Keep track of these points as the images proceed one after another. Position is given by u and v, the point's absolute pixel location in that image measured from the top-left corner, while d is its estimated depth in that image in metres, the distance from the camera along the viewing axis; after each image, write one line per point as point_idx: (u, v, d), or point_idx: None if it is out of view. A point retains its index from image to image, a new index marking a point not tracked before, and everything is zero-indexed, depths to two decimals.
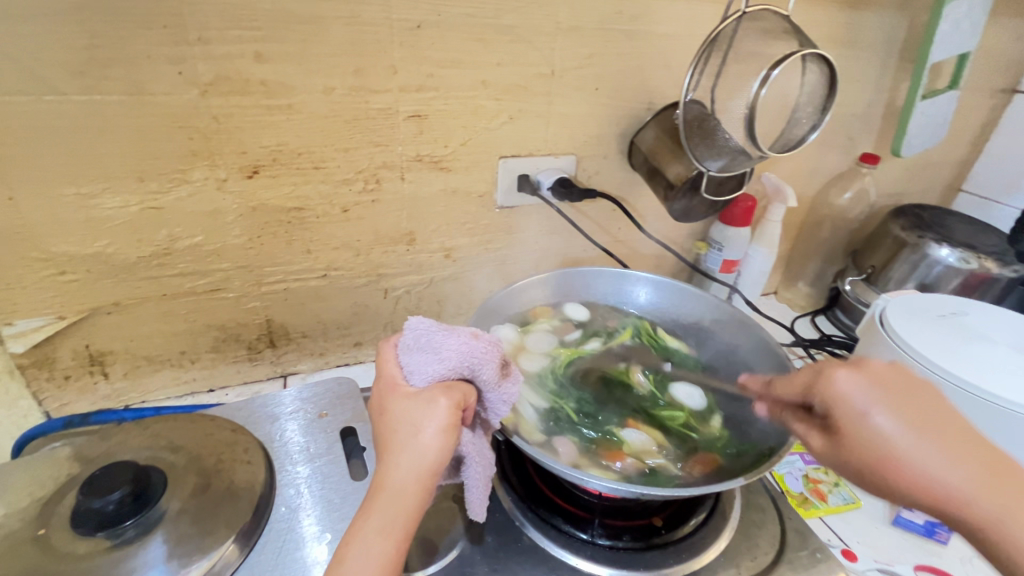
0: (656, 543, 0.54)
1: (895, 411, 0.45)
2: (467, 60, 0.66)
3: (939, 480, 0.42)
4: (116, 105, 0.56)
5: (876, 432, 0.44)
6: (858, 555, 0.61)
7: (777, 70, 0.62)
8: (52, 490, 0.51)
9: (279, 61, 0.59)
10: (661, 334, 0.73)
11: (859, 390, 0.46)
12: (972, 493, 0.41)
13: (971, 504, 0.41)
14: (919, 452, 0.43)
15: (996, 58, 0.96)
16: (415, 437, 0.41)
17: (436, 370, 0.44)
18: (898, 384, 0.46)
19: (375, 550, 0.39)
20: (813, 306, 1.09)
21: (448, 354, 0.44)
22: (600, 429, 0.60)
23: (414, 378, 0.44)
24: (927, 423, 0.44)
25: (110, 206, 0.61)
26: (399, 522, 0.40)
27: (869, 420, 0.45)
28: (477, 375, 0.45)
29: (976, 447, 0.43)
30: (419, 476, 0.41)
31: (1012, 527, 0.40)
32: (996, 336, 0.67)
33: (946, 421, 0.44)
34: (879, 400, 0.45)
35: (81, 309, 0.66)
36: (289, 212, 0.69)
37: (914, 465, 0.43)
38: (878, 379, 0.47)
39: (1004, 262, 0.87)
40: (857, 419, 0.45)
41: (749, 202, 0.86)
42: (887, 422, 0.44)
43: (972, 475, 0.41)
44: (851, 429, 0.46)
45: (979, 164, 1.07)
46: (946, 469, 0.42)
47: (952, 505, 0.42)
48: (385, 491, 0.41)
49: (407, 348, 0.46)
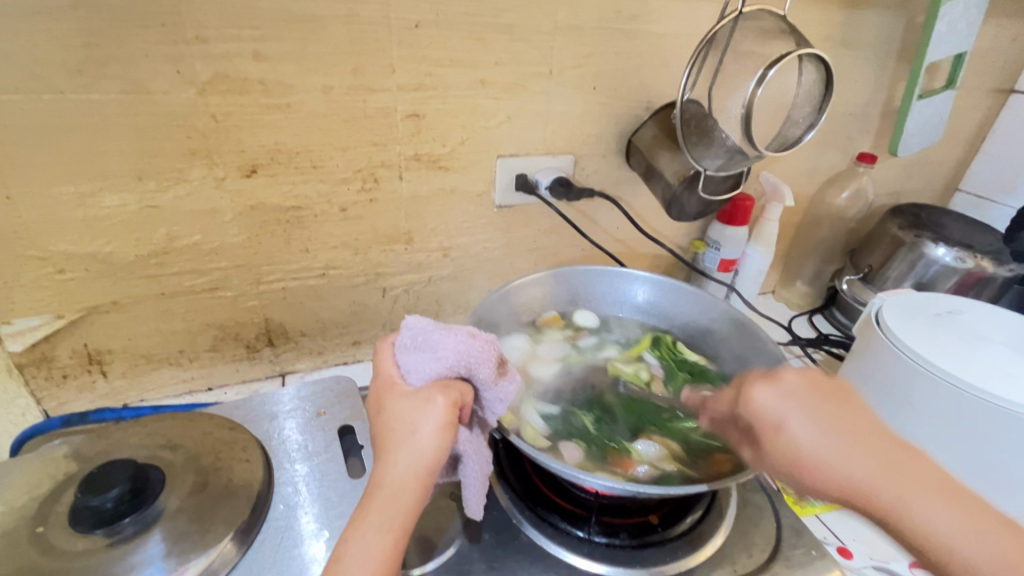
0: (653, 541, 0.54)
1: (810, 420, 0.46)
2: (465, 60, 0.66)
3: (855, 482, 0.44)
4: (114, 104, 0.56)
5: (795, 443, 0.46)
6: (853, 552, 0.61)
7: (774, 69, 0.62)
8: (50, 488, 0.51)
9: (277, 60, 0.59)
10: (680, 347, 0.73)
11: (775, 402, 0.48)
12: (885, 492, 0.43)
13: (884, 502, 0.43)
14: (833, 458, 0.45)
15: (993, 58, 0.96)
16: (413, 436, 0.42)
17: (433, 368, 0.44)
18: (811, 392, 0.48)
19: (374, 548, 0.39)
20: (810, 305, 1.09)
21: (446, 352, 0.44)
22: (606, 437, 0.61)
23: (412, 377, 0.44)
24: (841, 428, 0.46)
25: (108, 204, 0.61)
26: (397, 520, 0.40)
27: (787, 431, 0.47)
28: (474, 373, 0.45)
29: (886, 447, 0.45)
30: (418, 474, 0.41)
31: (927, 522, 0.42)
32: (991, 334, 0.68)
33: (859, 424, 0.46)
34: (796, 411, 0.47)
35: (79, 308, 0.66)
36: (288, 211, 0.69)
37: (831, 470, 0.45)
38: (793, 389, 0.48)
39: (1000, 261, 0.87)
40: (777, 431, 0.47)
41: (747, 201, 0.87)
42: (805, 432, 0.46)
43: (884, 474, 0.44)
44: (772, 440, 0.48)
45: (976, 163, 1.08)
46: (861, 473, 0.44)
47: (871, 504, 0.44)
48: (383, 489, 0.41)
49: (405, 347, 0.46)
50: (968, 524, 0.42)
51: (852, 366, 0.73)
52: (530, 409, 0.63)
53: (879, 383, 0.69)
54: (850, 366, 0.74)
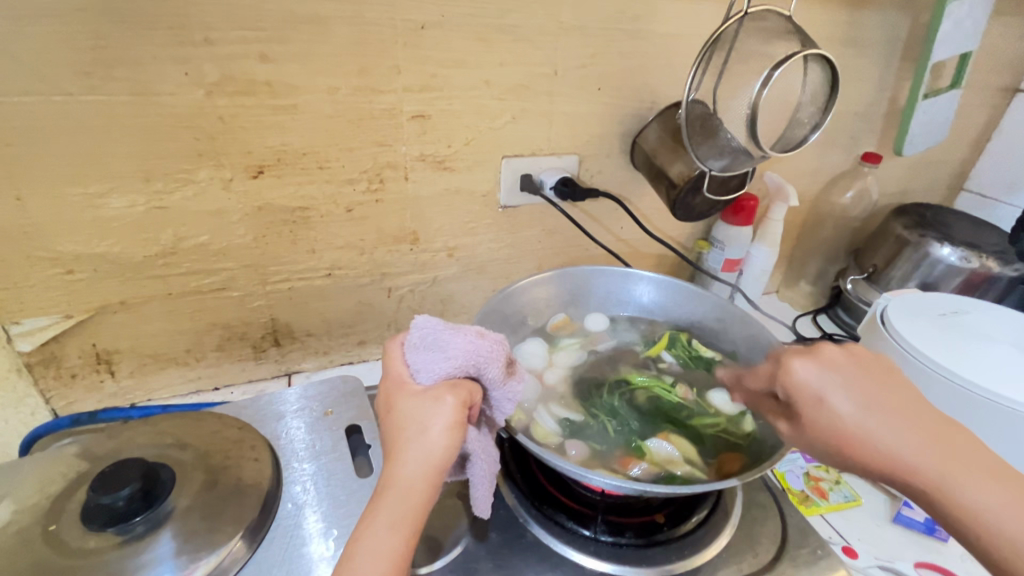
0: (659, 540, 0.54)
1: (851, 393, 0.47)
2: (470, 61, 0.67)
3: (895, 456, 0.44)
4: (122, 106, 0.57)
5: (835, 416, 0.46)
6: (858, 552, 0.61)
7: (779, 70, 0.63)
8: (61, 487, 0.51)
9: (283, 62, 0.60)
10: (696, 344, 0.73)
11: (816, 375, 0.48)
12: (927, 467, 0.43)
13: (930, 477, 0.43)
14: (874, 432, 0.45)
15: (998, 57, 0.96)
16: (423, 435, 0.42)
17: (442, 368, 0.44)
18: (852, 366, 0.48)
19: (384, 546, 0.39)
20: (815, 305, 1.09)
21: (454, 352, 0.44)
22: (619, 437, 0.61)
23: (421, 376, 0.45)
24: (882, 403, 0.46)
25: (116, 205, 0.62)
26: (407, 519, 0.40)
27: (827, 404, 0.47)
28: (483, 372, 0.45)
29: (931, 422, 0.45)
30: (427, 473, 0.41)
31: (971, 500, 0.42)
32: (996, 334, 0.68)
33: (900, 399, 0.46)
34: (836, 384, 0.47)
35: (87, 308, 0.67)
36: (294, 212, 0.69)
37: (873, 442, 0.45)
38: (833, 363, 0.48)
39: (1005, 261, 0.87)
40: (817, 404, 0.48)
41: (751, 201, 0.87)
42: (846, 405, 0.46)
43: (927, 449, 0.43)
44: (813, 413, 0.48)
45: (981, 163, 1.07)
46: (903, 446, 0.44)
47: (915, 481, 0.43)
48: (393, 488, 0.41)
49: (413, 346, 0.46)
50: (1011, 501, 0.41)
51: None
52: (543, 410, 0.63)
53: None
54: None
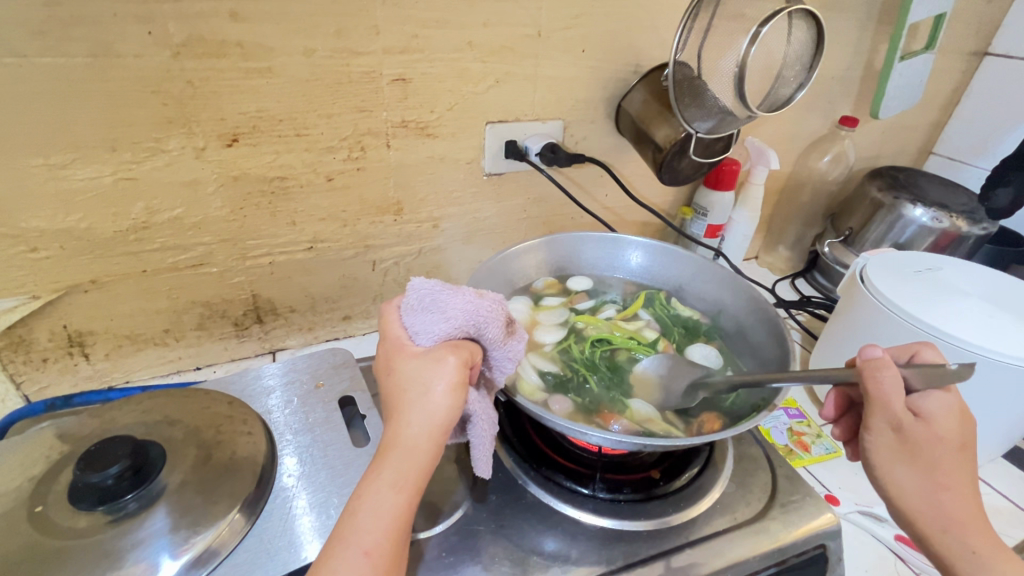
0: (656, 494, 0.56)
1: (941, 407, 0.44)
2: (452, 20, 0.64)
3: (897, 488, 0.45)
4: (81, 69, 0.53)
5: (896, 420, 0.43)
6: (839, 499, 0.65)
7: (767, 27, 0.61)
8: (44, 469, 0.49)
9: (255, 21, 0.56)
10: (675, 303, 0.74)
11: (942, 409, 0.44)
12: (929, 493, 0.44)
13: (926, 499, 0.44)
14: (931, 461, 0.44)
15: (970, 20, 0.97)
16: (426, 396, 0.42)
17: (441, 329, 0.44)
18: (956, 419, 0.44)
19: (388, 503, 0.39)
20: (792, 269, 1.12)
21: (454, 313, 0.44)
22: (603, 395, 0.63)
23: (420, 337, 0.44)
24: (948, 444, 0.44)
25: (82, 176, 0.58)
26: (410, 478, 0.40)
27: (907, 412, 0.44)
28: (483, 333, 0.45)
29: (957, 481, 0.44)
30: (431, 432, 0.41)
31: (915, 502, 0.44)
32: (968, 288, 0.70)
33: (954, 461, 0.44)
34: (945, 416, 0.44)
35: (56, 287, 0.63)
36: (272, 181, 0.67)
37: (888, 458, 0.45)
38: (944, 409, 0.44)
39: (974, 220, 0.90)
40: (900, 394, 0.44)
41: (733, 165, 0.88)
42: (954, 444, 0.44)
43: (931, 494, 0.44)
44: (886, 396, 0.43)
45: (951, 126, 1.10)
46: (920, 480, 0.44)
47: (919, 500, 0.44)
48: (396, 448, 0.41)
49: (411, 308, 0.46)
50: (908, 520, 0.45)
51: (838, 324, 0.75)
52: (528, 365, 0.66)
53: (862, 335, 0.71)
54: (836, 324, 0.76)
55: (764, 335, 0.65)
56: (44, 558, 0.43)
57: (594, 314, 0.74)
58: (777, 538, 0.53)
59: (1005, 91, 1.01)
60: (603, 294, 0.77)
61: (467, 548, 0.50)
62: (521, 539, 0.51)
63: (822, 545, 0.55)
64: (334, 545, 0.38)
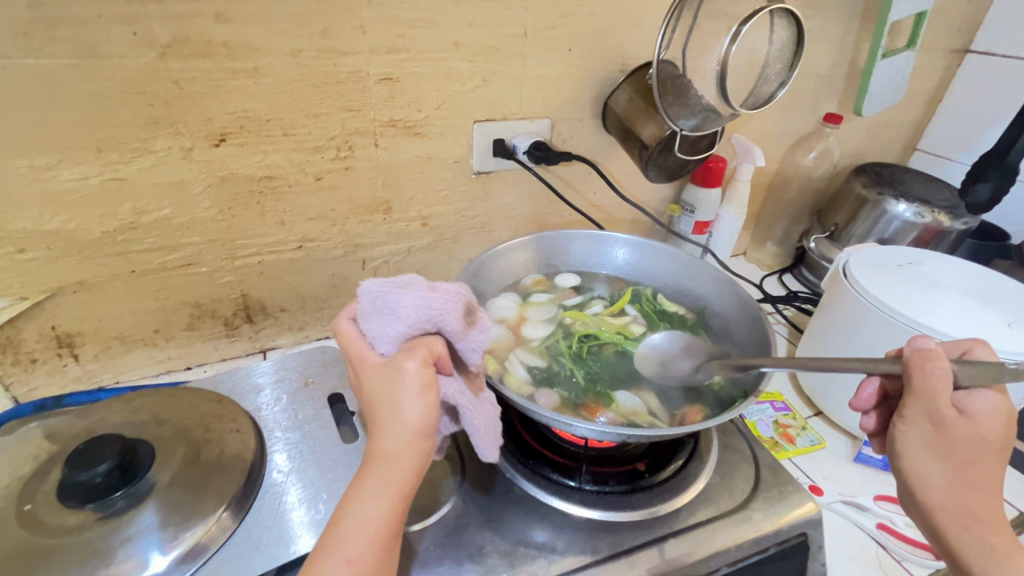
0: (641, 486, 0.57)
1: (988, 407, 0.43)
2: (438, 20, 0.65)
3: (921, 480, 0.44)
4: (67, 70, 0.53)
5: (936, 413, 0.43)
6: (823, 490, 0.66)
7: (747, 25, 0.63)
8: (34, 469, 0.50)
9: (240, 21, 0.57)
10: (661, 299, 0.75)
11: (991, 411, 0.43)
12: (958, 490, 0.42)
13: (952, 496, 0.43)
14: (968, 460, 0.42)
15: (951, 18, 0.99)
16: (394, 407, 0.41)
17: (395, 330, 0.43)
18: (1005, 423, 0.43)
19: (371, 511, 0.40)
20: (779, 265, 1.13)
21: (404, 312, 0.42)
22: (590, 389, 0.64)
23: (379, 342, 0.43)
24: (990, 447, 0.42)
25: (68, 177, 0.58)
26: (391, 487, 0.41)
27: (950, 407, 0.43)
28: (441, 326, 0.43)
29: (990, 484, 0.43)
30: (407, 442, 0.41)
31: (939, 497, 0.43)
32: (948, 282, 0.72)
33: (993, 465, 0.43)
34: (993, 419, 0.43)
35: (44, 288, 0.63)
36: (260, 181, 0.67)
37: (919, 451, 0.44)
38: (994, 413, 0.43)
39: (956, 215, 0.91)
40: (946, 389, 0.43)
41: (719, 162, 0.89)
42: (996, 447, 0.43)
43: (960, 491, 0.42)
44: (931, 387, 0.43)
45: (934, 122, 1.12)
46: (950, 476, 0.43)
47: (945, 495, 0.43)
48: (376, 458, 0.41)
49: (364, 314, 0.44)
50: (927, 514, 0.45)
51: (822, 318, 0.77)
52: (515, 360, 0.67)
53: (844, 329, 0.72)
54: (820, 318, 0.77)
55: (747, 330, 0.66)
56: (33, 556, 0.43)
57: (581, 310, 0.75)
58: (759, 527, 0.54)
59: (986, 88, 1.03)
60: (590, 291, 0.78)
61: (455, 541, 0.51)
62: (509, 531, 0.52)
63: (803, 534, 0.56)
64: (319, 552, 0.39)
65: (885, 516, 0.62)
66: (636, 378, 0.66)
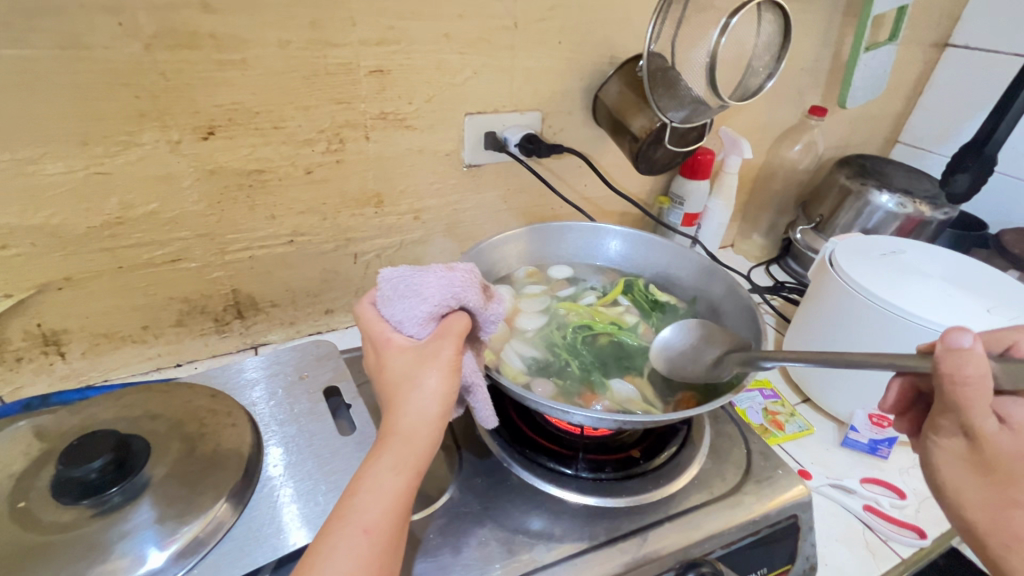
0: (636, 472, 0.58)
1: None
2: (427, 12, 0.64)
3: (960, 496, 0.42)
4: (50, 61, 0.52)
5: (968, 426, 0.40)
6: (812, 473, 0.67)
7: (735, 18, 0.63)
8: (25, 466, 0.49)
9: (227, 12, 0.56)
10: (653, 289, 0.76)
11: None
12: (997, 507, 0.40)
13: (991, 510, 0.41)
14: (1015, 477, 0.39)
15: (932, 12, 1.01)
16: (419, 387, 0.43)
17: (422, 311, 0.45)
18: None
19: (388, 486, 0.40)
20: (767, 256, 1.15)
21: (430, 292, 0.45)
22: (585, 378, 0.65)
23: (407, 325, 0.46)
24: None
25: (52, 171, 0.57)
26: (408, 462, 0.41)
27: (989, 421, 0.39)
28: (464, 302, 0.46)
29: None
30: (428, 420, 0.42)
31: (978, 514, 0.41)
32: (931, 270, 0.74)
33: None
34: None
35: (29, 285, 0.62)
36: (250, 175, 0.66)
37: (954, 464, 0.42)
38: None
39: (936, 205, 0.94)
40: (981, 402, 0.39)
41: (708, 154, 0.90)
42: None
43: (999, 508, 0.40)
44: (965, 401, 0.39)
45: (915, 115, 1.14)
46: (988, 494, 0.41)
47: (981, 511, 0.41)
48: (396, 434, 0.42)
49: (388, 299, 0.47)
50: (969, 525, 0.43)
51: (809, 307, 0.78)
52: (511, 351, 0.67)
53: (830, 318, 0.73)
54: (807, 307, 0.78)
55: (737, 319, 0.67)
56: (26, 554, 0.43)
57: (574, 301, 0.76)
58: (752, 510, 0.55)
59: (965, 81, 1.06)
60: (583, 282, 0.79)
61: (454, 530, 0.51)
62: (507, 519, 0.53)
63: (793, 516, 0.57)
64: (332, 523, 0.39)
65: (871, 497, 0.64)
66: (632, 365, 0.67)
